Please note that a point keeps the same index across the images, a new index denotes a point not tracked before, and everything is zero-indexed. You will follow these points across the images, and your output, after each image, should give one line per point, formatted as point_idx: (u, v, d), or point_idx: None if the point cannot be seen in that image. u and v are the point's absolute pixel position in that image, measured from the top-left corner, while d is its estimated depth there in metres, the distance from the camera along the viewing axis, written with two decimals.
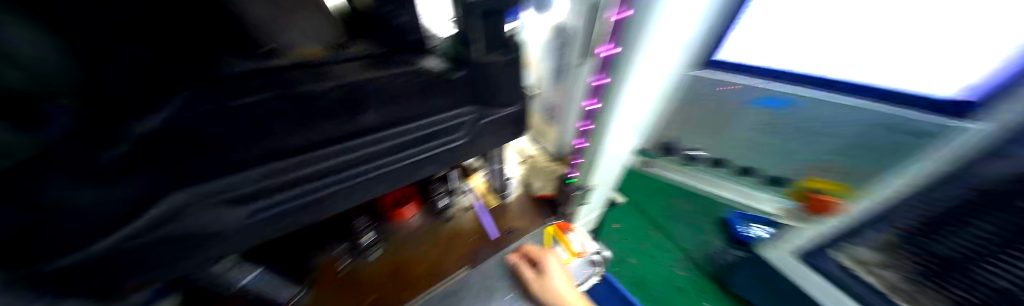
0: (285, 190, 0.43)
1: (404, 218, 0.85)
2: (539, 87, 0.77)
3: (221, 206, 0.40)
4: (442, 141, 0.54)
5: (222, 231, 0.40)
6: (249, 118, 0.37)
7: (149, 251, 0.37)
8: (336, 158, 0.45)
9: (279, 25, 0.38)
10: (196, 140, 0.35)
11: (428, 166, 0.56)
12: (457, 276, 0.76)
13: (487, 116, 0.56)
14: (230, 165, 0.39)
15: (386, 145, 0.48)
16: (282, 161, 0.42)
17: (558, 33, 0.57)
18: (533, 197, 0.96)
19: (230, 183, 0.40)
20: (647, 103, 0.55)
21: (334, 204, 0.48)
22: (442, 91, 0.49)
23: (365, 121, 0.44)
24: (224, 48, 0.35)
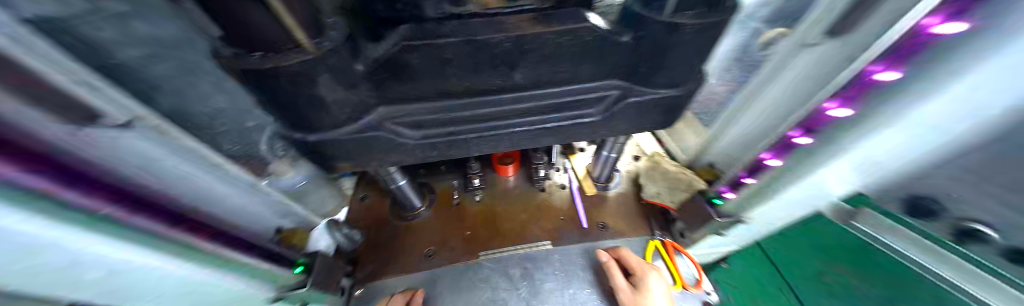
0: (440, 126, 0.49)
1: (506, 174, 0.90)
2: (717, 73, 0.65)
3: (398, 126, 0.46)
4: (577, 114, 0.49)
5: (393, 149, 0.49)
6: (433, 59, 0.38)
7: (351, 151, 0.47)
8: (482, 108, 0.47)
9: None
10: (393, 72, 0.38)
11: (550, 136, 0.54)
12: (540, 246, 0.73)
13: (636, 95, 0.46)
14: (409, 98, 0.44)
15: (523, 107, 0.47)
16: (445, 102, 0.46)
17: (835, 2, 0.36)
18: (643, 202, 0.81)
19: (406, 113, 0.46)
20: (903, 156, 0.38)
21: (472, 146, 0.54)
22: (600, 58, 0.40)
23: (517, 78, 0.43)
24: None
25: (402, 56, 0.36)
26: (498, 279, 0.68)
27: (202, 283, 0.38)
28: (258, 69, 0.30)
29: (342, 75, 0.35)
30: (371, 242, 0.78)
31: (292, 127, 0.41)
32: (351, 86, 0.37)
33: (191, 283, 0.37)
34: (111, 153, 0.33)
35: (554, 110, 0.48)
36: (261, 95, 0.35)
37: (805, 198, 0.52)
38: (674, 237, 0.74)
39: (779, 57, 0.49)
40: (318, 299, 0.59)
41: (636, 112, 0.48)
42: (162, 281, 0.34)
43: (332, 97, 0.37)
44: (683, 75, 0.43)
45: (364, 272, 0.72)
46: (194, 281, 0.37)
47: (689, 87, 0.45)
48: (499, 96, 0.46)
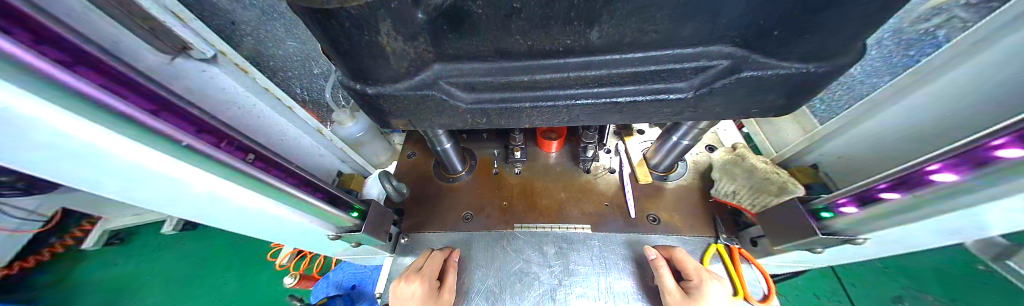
0: (496, 91, 0.44)
1: (550, 149, 0.85)
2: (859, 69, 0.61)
3: (451, 88, 0.43)
4: (659, 88, 0.40)
5: (444, 112, 0.47)
6: (502, 9, 0.31)
7: (404, 108, 0.45)
8: (542, 74, 0.41)
9: None
10: (452, 22, 0.33)
11: (618, 114, 0.46)
12: (577, 229, 0.69)
13: (751, 69, 0.35)
14: (467, 55, 0.39)
15: (592, 76, 0.40)
16: (506, 63, 0.40)
17: None
18: (711, 201, 0.70)
19: (459, 72, 0.42)
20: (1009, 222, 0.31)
21: (528, 117, 0.49)
22: (712, 12, 0.30)
23: (594, 36, 0.35)
24: None
25: (465, 3, 0.31)
26: (530, 253, 0.66)
27: (265, 213, 0.43)
28: (324, 9, 0.27)
29: (403, 25, 0.32)
30: (415, 198, 0.82)
31: (351, 77, 0.39)
32: (411, 38, 0.34)
33: (258, 212, 0.41)
34: (188, 65, 0.47)
35: (631, 81, 0.40)
36: (324, 42, 0.33)
37: (915, 241, 0.41)
38: (744, 243, 0.63)
39: (982, 34, 0.42)
40: (371, 242, 0.62)
41: (746, 91, 0.37)
42: (227, 206, 0.38)
43: (392, 47, 0.34)
44: (840, 44, 0.30)
45: (408, 223, 0.77)
46: (259, 210, 0.41)
47: (840, 62, 0.33)
48: (565, 60, 0.39)
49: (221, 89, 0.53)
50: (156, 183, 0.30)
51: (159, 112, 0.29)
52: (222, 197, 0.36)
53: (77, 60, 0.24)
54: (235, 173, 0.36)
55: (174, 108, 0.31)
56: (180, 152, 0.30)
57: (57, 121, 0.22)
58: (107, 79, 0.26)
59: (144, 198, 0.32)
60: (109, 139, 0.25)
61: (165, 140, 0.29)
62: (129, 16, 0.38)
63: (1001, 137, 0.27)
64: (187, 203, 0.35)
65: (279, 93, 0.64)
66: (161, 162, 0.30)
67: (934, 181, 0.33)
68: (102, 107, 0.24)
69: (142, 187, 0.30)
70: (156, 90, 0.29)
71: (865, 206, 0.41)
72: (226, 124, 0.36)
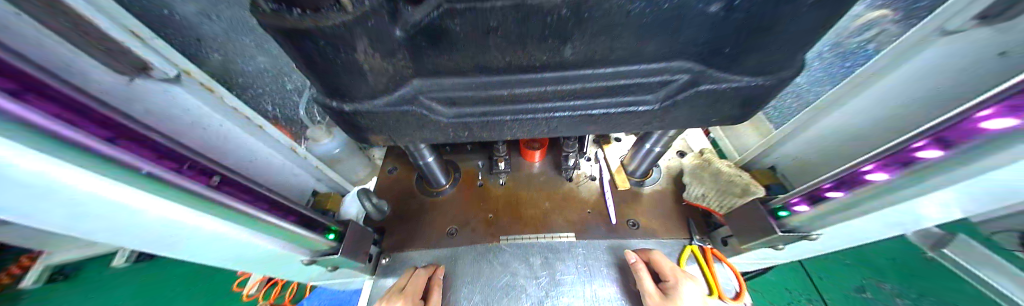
0: (475, 105, 0.45)
1: (533, 158, 0.87)
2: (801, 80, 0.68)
3: (433, 103, 0.44)
4: (630, 100, 0.43)
5: (424, 126, 0.47)
6: (482, 27, 0.33)
7: (384, 124, 0.45)
8: (522, 88, 0.42)
9: None
10: (432, 39, 0.34)
11: (594, 125, 0.48)
12: (562, 238, 0.70)
13: (708, 83, 0.39)
14: (449, 70, 0.40)
15: (568, 89, 0.42)
16: (488, 78, 0.41)
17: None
18: (684, 204, 0.74)
19: (439, 86, 0.42)
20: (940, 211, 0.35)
21: (508, 128, 0.50)
22: (672, 32, 0.33)
23: (569, 52, 0.37)
24: None
25: (443, 21, 0.32)
26: (517, 265, 0.66)
27: (232, 239, 0.39)
28: (299, 28, 0.27)
29: (380, 41, 0.32)
30: (396, 214, 0.79)
31: (326, 94, 0.38)
32: (390, 54, 0.34)
33: (224, 238, 0.38)
34: (148, 84, 0.44)
35: (604, 94, 0.42)
36: (297, 58, 0.32)
37: (865, 234, 0.45)
38: (715, 242, 0.66)
39: (896, 50, 0.49)
40: (348, 264, 0.59)
41: (705, 102, 0.41)
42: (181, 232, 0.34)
43: (370, 64, 0.34)
44: (782, 60, 0.35)
45: (390, 242, 0.74)
46: (220, 236, 0.38)
47: (784, 75, 0.37)
48: (542, 75, 0.41)
49: (184, 110, 0.50)
50: (97, 208, 0.27)
51: (117, 139, 0.27)
52: (183, 223, 0.33)
53: (23, 85, 0.22)
54: (196, 199, 0.33)
55: (133, 134, 0.28)
56: (134, 179, 0.27)
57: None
58: (54, 104, 0.23)
59: (94, 229, 0.29)
60: (55, 168, 0.23)
61: (120, 167, 0.26)
62: (82, 36, 0.36)
63: (921, 139, 0.32)
64: (143, 231, 0.32)
65: (248, 112, 0.61)
66: (111, 189, 0.27)
67: (868, 180, 0.38)
68: (49, 136, 0.22)
69: (91, 217, 0.28)
70: (112, 117, 0.27)
71: (815, 205, 0.45)
72: (187, 146, 0.34)
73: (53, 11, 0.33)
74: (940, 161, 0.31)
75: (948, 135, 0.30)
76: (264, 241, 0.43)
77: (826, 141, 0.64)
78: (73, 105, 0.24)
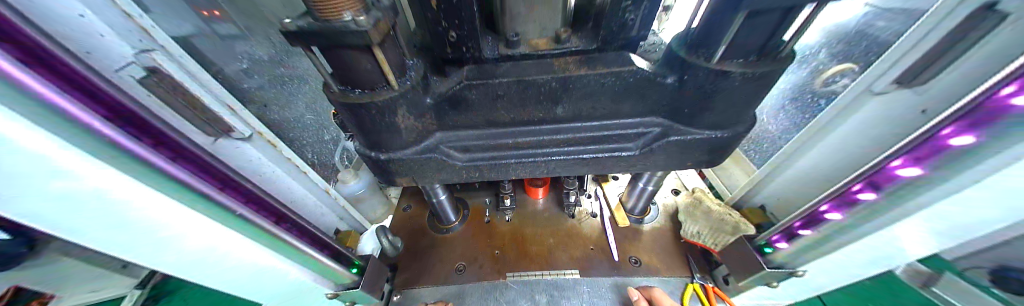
0: (481, 151, 0.53)
1: (537, 196, 0.93)
2: (775, 127, 0.77)
3: (453, 152, 0.52)
4: (614, 147, 0.50)
5: (443, 169, 0.54)
6: (492, 95, 0.43)
7: (409, 169, 0.53)
8: (525, 137, 0.51)
9: (515, 26, 0.48)
10: (455, 104, 0.44)
11: (586, 167, 0.55)
12: (567, 275, 0.72)
13: (676, 134, 0.47)
14: (467, 125, 0.50)
15: (561, 138, 0.51)
16: (499, 130, 0.51)
17: (895, 65, 0.48)
18: (682, 241, 0.76)
19: (455, 136, 0.52)
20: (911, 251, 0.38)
21: (512, 171, 0.56)
22: (640, 96, 0.43)
23: (561, 111, 0.46)
24: (498, 46, 0.47)
25: (462, 92, 0.42)
26: (523, 303, 0.67)
27: (286, 275, 0.46)
28: (358, 102, 0.38)
29: (415, 107, 0.42)
30: (408, 251, 0.83)
31: (367, 146, 0.48)
32: (421, 115, 0.45)
33: (282, 273, 0.45)
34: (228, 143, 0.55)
35: (592, 142, 0.50)
36: (350, 121, 0.43)
37: (849, 274, 0.47)
38: (717, 282, 0.67)
39: (846, 100, 0.57)
40: (364, 300, 0.62)
41: (677, 149, 0.49)
42: (244, 269, 0.39)
43: (404, 124, 0.44)
44: (733, 116, 0.43)
45: (401, 278, 0.77)
46: (280, 272, 0.44)
47: (739, 129, 0.45)
48: (539, 127, 0.50)
49: (247, 162, 0.59)
50: (210, 255, 0.35)
51: (224, 188, 0.36)
52: (257, 261, 0.40)
53: (175, 152, 0.31)
54: (264, 234, 0.40)
55: (234, 184, 0.37)
56: (234, 222, 0.35)
57: (152, 206, 0.28)
58: (191, 165, 0.32)
59: (211, 276, 0.37)
60: (190, 221, 0.31)
61: (225, 212, 0.34)
62: (188, 107, 0.47)
63: (860, 183, 0.38)
64: (238, 274, 0.39)
65: (297, 160, 0.71)
66: (222, 238, 0.35)
67: (828, 219, 0.43)
68: (190, 190, 0.30)
69: (209, 264, 0.35)
70: (226, 172, 0.37)
71: (791, 241, 0.49)
72: (261, 190, 0.42)
73: (176, 90, 0.46)
74: (877, 202, 0.36)
75: (875, 178, 0.37)
76: (304, 276, 0.49)
77: (803, 181, 0.69)
78: (201, 163, 0.34)
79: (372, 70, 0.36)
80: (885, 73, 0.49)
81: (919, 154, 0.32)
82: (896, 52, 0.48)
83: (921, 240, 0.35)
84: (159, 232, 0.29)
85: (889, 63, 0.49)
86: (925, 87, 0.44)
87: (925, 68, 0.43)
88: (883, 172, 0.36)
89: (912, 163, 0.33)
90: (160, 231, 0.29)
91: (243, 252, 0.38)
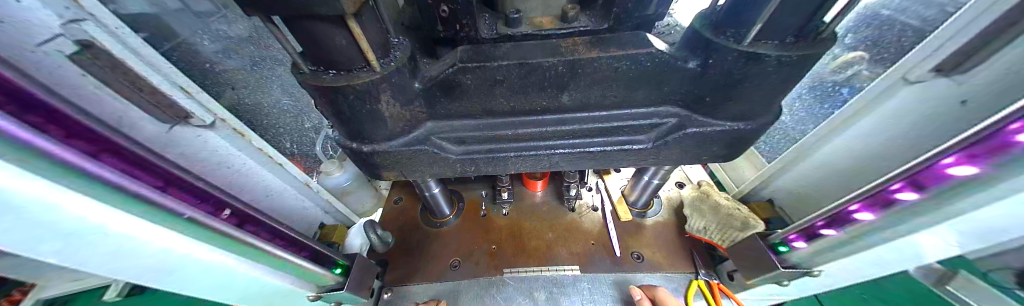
0: (477, 143, 0.47)
1: (535, 189, 0.89)
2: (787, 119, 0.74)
3: (448, 144, 0.47)
4: (625, 139, 0.45)
5: (435, 162, 0.49)
6: (490, 80, 0.38)
7: (397, 161, 0.48)
8: (526, 128, 0.46)
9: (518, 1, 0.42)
10: (449, 89, 0.39)
11: (592, 161, 0.50)
12: (566, 271, 0.69)
13: (693, 125, 0.42)
14: (461, 114, 0.44)
15: (568, 129, 0.45)
16: (497, 120, 0.46)
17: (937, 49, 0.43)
18: (686, 236, 0.74)
19: (447, 126, 0.46)
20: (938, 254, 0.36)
21: (510, 164, 0.51)
22: (657, 83, 0.38)
23: (565, 99, 0.41)
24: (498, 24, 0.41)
25: (456, 76, 0.37)
26: (520, 300, 0.64)
27: (260, 282, 0.41)
28: (333, 86, 0.32)
29: (400, 93, 0.37)
30: (400, 246, 0.79)
31: (348, 137, 0.43)
32: (408, 103, 0.39)
33: (256, 279, 0.41)
34: (186, 131, 0.49)
35: (600, 134, 0.45)
36: (326, 107, 0.37)
37: (857, 274, 0.44)
38: (722, 278, 0.65)
39: (875, 94, 0.53)
40: (351, 300, 0.58)
41: (694, 142, 0.44)
42: (205, 274, 0.35)
43: (389, 112, 0.38)
44: (759, 107, 0.39)
45: (392, 274, 0.73)
46: (254, 279, 0.40)
47: (763, 120, 0.41)
48: (543, 117, 0.45)
49: (213, 152, 0.54)
50: (170, 263, 0.31)
51: (169, 189, 0.29)
52: (225, 268, 0.36)
53: (101, 147, 0.25)
54: (226, 240, 0.35)
55: (182, 183, 0.31)
56: (189, 228, 0.31)
57: (88, 212, 0.23)
58: (121, 161, 0.26)
59: (177, 282, 0.33)
60: (131, 224, 0.27)
61: (176, 218, 0.29)
62: (137, 91, 0.41)
63: (898, 182, 0.34)
64: (206, 280, 0.35)
65: (272, 152, 0.65)
66: (178, 243, 0.31)
67: (858, 219, 0.40)
68: (127, 194, 0.25)
69: (174, 271, 0.31)
70: (170, 170, 0.30)
71: (811, 241, 0.46)
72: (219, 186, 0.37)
73: (115, 71, 0.39)
74: (919, 204, 0.33)
75: (916, 178, 0.33)
76: (281, 281, 0.45)
77: (817, 175, 0.66)
78: (136, 159, 0.27)
79: (348, 47, 0.30)
80: (925, 60, 0.45)
81: (971, 152, 0.27)
82: (937, 36, 0.43)
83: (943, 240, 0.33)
84: (96, 241, 0.25)
85: (933, 48, 0.44)
86: (965, 77, 0.41)
87: (972, 55, 0.39)
88: (930, 172, 0.31)
89: (966, 162, 0.28)
90: (96, 240, 0.25)
91: (202, 255, 0.33)
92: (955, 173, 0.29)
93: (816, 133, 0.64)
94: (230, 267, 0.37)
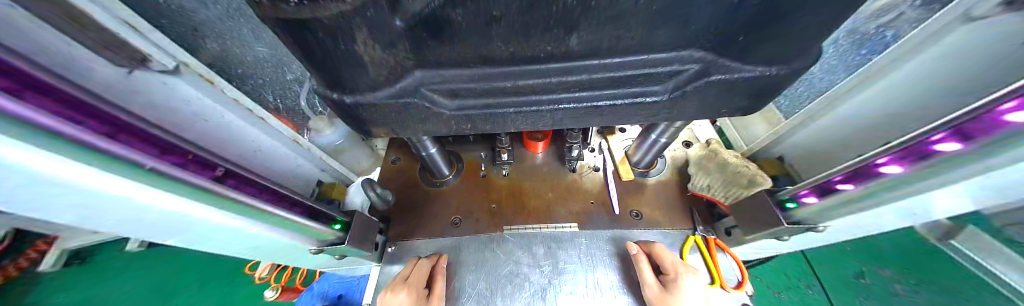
0: (475, 96, 0.42)
1: (536, 149, 0.86)
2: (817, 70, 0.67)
3: (440, 96, 0.42)
4: (637, 91, 0.41)
5: (428, 118, 0.46)
6: (487, 16, 0.30)
7: (386, 116, 0.44)
8: (530, 80, 0.40)
9: None
10: (438, 30, 0.31)
11: (599, 117, 0.47)
12: (565, 228, 0.70)
13: (717, 73, 0.37)
14: (454, 62, 0.38)
15: (574, 80, 0.40)
16: (495, 70, 0.39)
17: None
18: (689, 195, 0.73)
19: (436, 76, 0.40)
20: (948, 205, 0.37)
21: (510, 121, 0.48)
22: (682, 19, 0.30)
23: (573, 43, 0.34)
24: None
25: (443, 11, 0.28)
26: (520, 254, 0.66)
27: (249, 234, 0.41)
28: (300, 19, 0.26)
29: (379, 31, 0.30)
30: (402, 205, 0.80)
31: (328, 86, 0.38)
32: (390, 46, 0.33)
33: (241, 232, 0.40)
34: (151, 77, 0.45)
35: (612, 85, 0.40)
36: (294, 48, 0.31)
37: (863, 225, 0.46)
38: (719, 234, 0.67)
39: (925, 37, 0.46)
40: (356, 253, 0.59)
41: (716, 93, 0.40)
42: (173, 219, 0.34)
43: (369, 55, 0.32)
44: (801, 49, 0.33)
45: (396, 231, 0.75)
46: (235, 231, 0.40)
47: (796, 66, 0.35)
48: (546, 65, 0.38)
49: (185, 101, 0.51)
50: (119, 204, 0.29)
51: (122, 137, 0.26)
52: (196, 217, 0.35)
53: (29, 85, 0.21)
54: (207, 193, 0.33)
55: (142, 133, 0.28)
56: (155, 180, 0.29)
57: (19, 156, 0.21)
58: (62, 106, 0.22)
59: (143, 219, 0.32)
60: (66, 167, 0.24)
61: (141, 171, 0.27)
62: (76, 28, 0.36)
63: (941, 132, 0.31)
64: (173, 223, 0.35)
65: (249, 103, 0.60)
66: (128, 188, 0.29)
67: (883, 173, 0.37)
68: (75, 143, 0.23)
69: (129, 211, 0.31)
70: (126, 118, 0.27)
71: (823, 197, 0.44)
72: (188, 139, 0.32)
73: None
74: (966, 158, 0.29)
75: (965, 127, 0.29)
76: (277, 235, 0.45)
77: (838, 132, 0.63)
78: (76, 104, 0.23)
79: None
80: None
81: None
82: None
83: (972, 192, 0.33)
84: (31, 181, 0.23)
85: None
86: None
87: None
88: (979, 120, 0.28)
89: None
90: (32, 180, 0.23)
91: (163, 202, 0.32)
92: (1014, 122, 0.25)
93: (845, 86, 0.59)
94: (204, 216, 0.36)
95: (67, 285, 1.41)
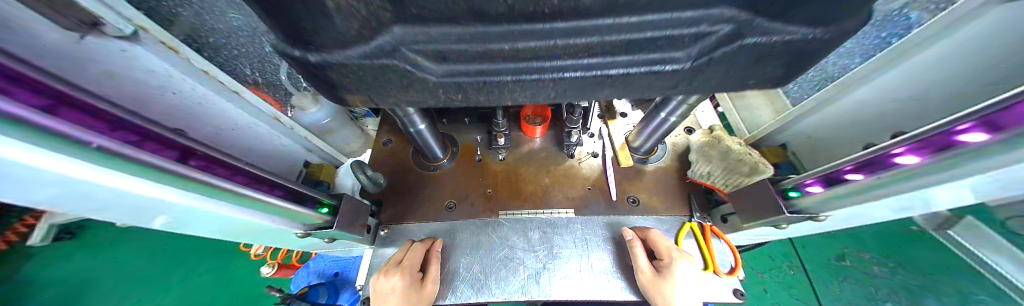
0: (473, 60, 0.30)
1: (534, 134, 0.83)
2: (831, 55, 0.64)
3: (429, 59, 0.30)
4: (658, 58, 0.29)
5: (410, 87, 0.33)
6: None
7: (354, 81, 0.31)
8: (531, 42, 0.27)
9: None
10: None
11: (609, 90, 0.34)
12: (561, 214, 0.69)
13: (760, 35, 0.25)
14: (453, 8, 0.23)
15: (585, 42, 0.27)
16: (499, 24, 0.25)
17: None
18: (687, 182, 0.72)
19: (417, 30, 0.26)
20: (948, 197, 0.36)
21: (518, 94, 0.35)
22: None
23: None
24: None
25: None
26: (515, 239, 0.65)
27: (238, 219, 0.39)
28: None
29: None
30: (393, 188, 0.77)
31: (279, 35, 0.25)
32: None
33: (229, 218, 0.38)
34: (105, 44, 0.40)
35: (624, 51, 0.28)
36: None
37: (864, 216, 0.46)
38: (715, 221, 0.66)
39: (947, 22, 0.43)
40: (345, 236, 0.57)
41: (746, 61, 0.28)
42: (150, 206, 0.31)
43: None
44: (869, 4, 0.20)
45: (388, 214, 0.73)
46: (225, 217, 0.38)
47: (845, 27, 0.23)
48: (551, 23, 0.25)
49: (149, 72, 0.46)
50: (91, 192, 0.26)
51: (73, 113, 0.22)
52: (183, 202, 0.33)
53: None
54: (169, 176, 0.29)
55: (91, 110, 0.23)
56: (129, 166, 0.26)
57: None
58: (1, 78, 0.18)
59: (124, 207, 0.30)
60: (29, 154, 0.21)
61: (110, 155, 0.24)
62: None
63: (968, 121, 0.29)
64: (157, 209, 0.32)
65: (221, 76, 0.56)
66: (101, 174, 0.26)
67: (898, 163, 0.35)
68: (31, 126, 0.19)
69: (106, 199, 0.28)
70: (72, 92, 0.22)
71: (830, 187, 0.43)
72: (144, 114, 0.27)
73: None
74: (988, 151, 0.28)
75: (992, 118, 0.27)
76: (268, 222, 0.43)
77: (842, 121, 0.62)
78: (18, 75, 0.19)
79: None
80: None
81: None
82: None
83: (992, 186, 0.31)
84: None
85: None
86: None
87: None
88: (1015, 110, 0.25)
89: None
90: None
91: (142, 190, 0.29)
92: None
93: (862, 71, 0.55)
94: (189, 202, 0.33)
95: (61, 259, 1.43)
